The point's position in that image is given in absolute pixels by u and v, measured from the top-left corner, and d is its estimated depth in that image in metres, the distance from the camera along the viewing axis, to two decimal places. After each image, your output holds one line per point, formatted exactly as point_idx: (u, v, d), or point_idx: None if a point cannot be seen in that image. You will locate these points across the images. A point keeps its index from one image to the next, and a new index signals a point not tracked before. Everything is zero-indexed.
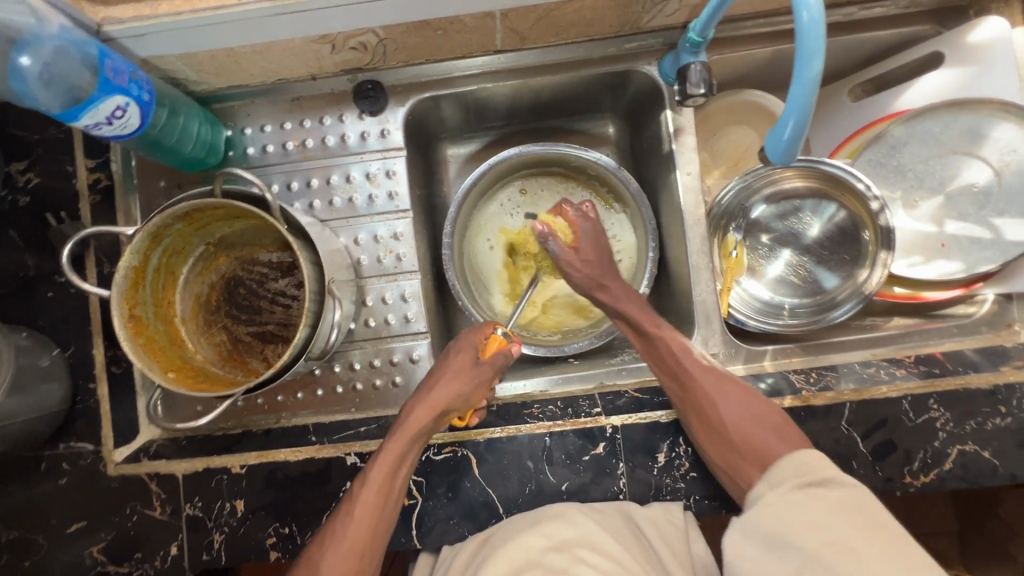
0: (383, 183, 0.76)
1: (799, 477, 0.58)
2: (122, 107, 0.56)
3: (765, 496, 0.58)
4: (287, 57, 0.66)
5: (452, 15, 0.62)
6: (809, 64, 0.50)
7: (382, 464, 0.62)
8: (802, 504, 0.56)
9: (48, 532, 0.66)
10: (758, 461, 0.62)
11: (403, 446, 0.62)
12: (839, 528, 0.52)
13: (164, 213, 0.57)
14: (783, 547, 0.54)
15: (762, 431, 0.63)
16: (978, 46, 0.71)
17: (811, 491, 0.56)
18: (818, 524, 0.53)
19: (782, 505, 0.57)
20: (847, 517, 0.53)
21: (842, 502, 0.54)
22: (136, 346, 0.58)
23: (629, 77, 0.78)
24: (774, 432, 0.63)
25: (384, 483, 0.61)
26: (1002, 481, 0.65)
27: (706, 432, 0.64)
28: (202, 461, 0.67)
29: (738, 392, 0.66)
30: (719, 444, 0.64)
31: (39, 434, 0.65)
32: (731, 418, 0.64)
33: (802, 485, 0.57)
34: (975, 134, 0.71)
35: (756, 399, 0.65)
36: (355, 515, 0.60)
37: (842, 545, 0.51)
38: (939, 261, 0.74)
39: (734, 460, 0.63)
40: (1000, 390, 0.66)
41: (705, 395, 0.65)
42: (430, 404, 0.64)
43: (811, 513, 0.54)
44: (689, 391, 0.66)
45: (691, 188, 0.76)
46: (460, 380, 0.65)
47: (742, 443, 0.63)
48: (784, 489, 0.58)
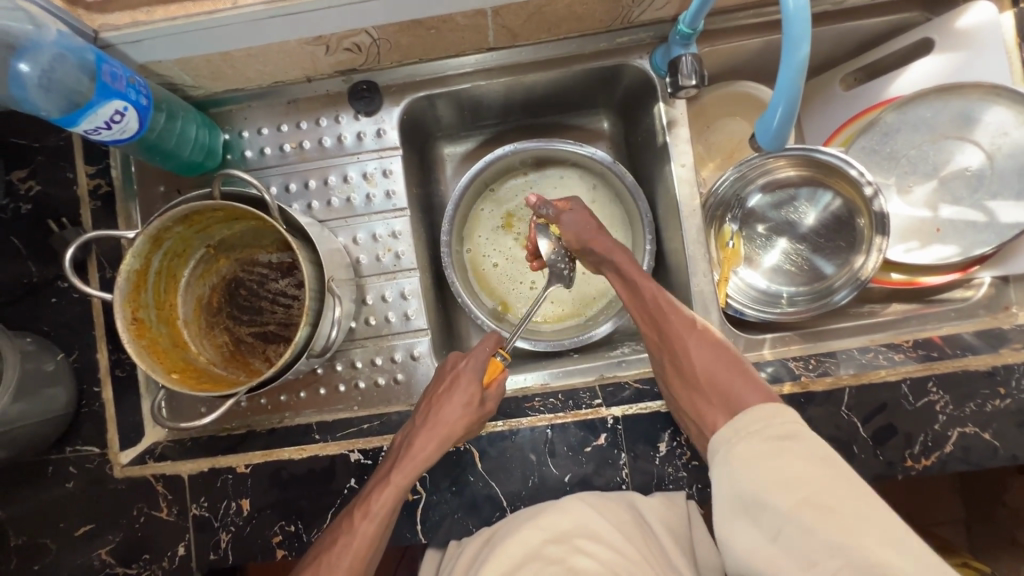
0: (380, 182, 0.77)
1: (765, 430, 0.56)
2: (120, 111, 0.56)
3: (732, 445, 0.57)
4: (281, 60, 0.67)
5: (444, 13, 0.63)
6: (795, 50, 0.51)
7: (386, 498, 0.60)
8: (770, 458, 0.54)
9: (56, 535, 0.67)
10: (725, 408, 0.61)
11: (408, 480, 0.61)
12: (811, 484, 0.51)
13: (163, 216, 0.57)
14: (758, 508, 0.52)
15: (729, 380, 0.62)
16: (967, 31, 0.72)
17: (778, 445, 0.54)
18: (790, 481, 0.52)
19: (751, 456, 0.55)
20: (815, 471, 0.52)
21: (813, 456, 0.53)
22: (140, 348, 0.59)
23: (621, 72, 0.78)
24: (742, 382, 0.62)
25: (385, 514, 0.60)
26: (1004, 462, 0.66)
27: (677, 376, 0.65)
28: (207, 461, 0.68)
29: (715, 347, 0.65)
30: (682, 381, 0.64)
31: (45, 438, 0.65)
32: (700, 361, 0.64)
33: (768, 438, 0.56)
34: (967, 118, 0.72)
35: (733, 356, 0.64)
36: (353, 547, 0.58)
37: (813, 502, 0.50)
38: (935, 246, 0.74)
39: (697, 403, 0.62)
40: (998, 371, 0.66)
41: (677, 338, 0.65)
42: (439, 436, 0.62)
43: (782, 467, 0.53)
44: (665, 329, 0.66)
45: (686, 179, 0.76)
46: (468, 415, 0.63)
47: (706, 387, 0.62)
48: (752, 444, 0.56)
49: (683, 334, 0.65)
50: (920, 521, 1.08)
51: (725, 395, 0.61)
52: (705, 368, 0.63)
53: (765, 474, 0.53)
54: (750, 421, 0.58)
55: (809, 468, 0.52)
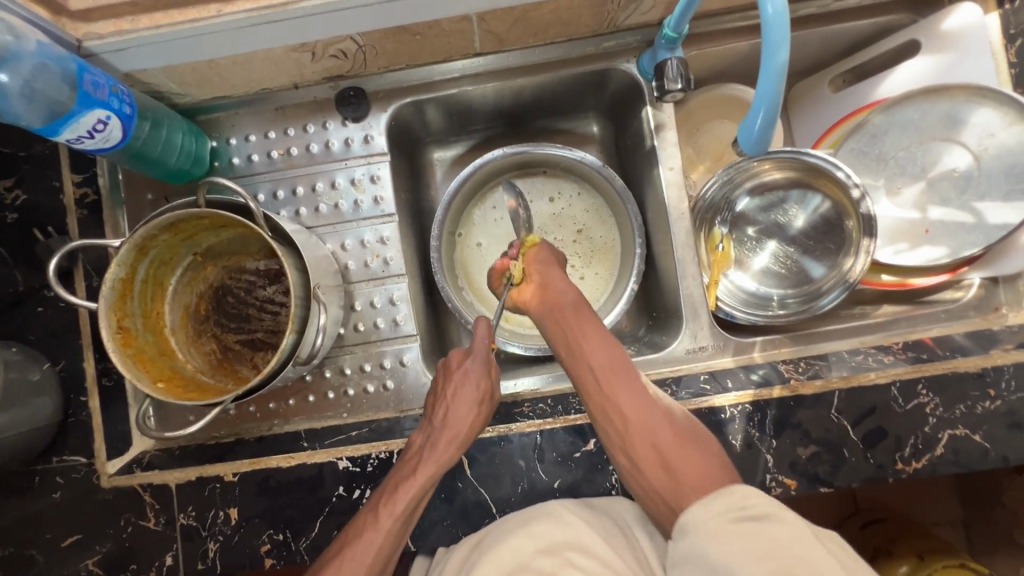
0: (368, 188, 0.77)
1: (736, 509, 0.49)
2: (102, 121, 0.56)
3: (703, 522, 0.49)
4: (268, 67, 0.67)
5: (429, 20, 0.63)
6: (774, 56, 0.51)
7: (409, 496, 0.58)
8: (741, 535, 0.46)
9: (43, 546, 0.66)
10: (693, 487, 0.53)
11: (427, 482, 0.59)
12: (793, 555, 0.44)
13: (148, 224, 0.57)
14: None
15: (701, 461, 0.55)
16: (953, 33, 0.72)
17: (747, 524, 0.47)
18: (770, 551, 0.45)
19: (723, 536, 0.47)
20: (795, 541, 0.45)
21: (791, 527, 0.46)
22: (125, 357, 0.59)
23: (609, 76, 0.78)
24: (709, 459, 0.55)
25: (407, 512, 0.58)
26: (995, 464, 0.65)
27: (636, 460, 0.57)
28: (195, 470, 0.68)
29: (678, 426, 0.58)
30: (654, 467, 0.56)
31: (31, 448, 0.65)
32: (671, 446, 0.56)
33: (738, 517, 0.48)
34: (954, 120, 0.72)
35: (696, 430, 0.58)
36: (376, 546, 0.56)
37: (795, 572, 0.43)
38: (924, 247, 0.74)
39: (665, 491, 0.55)
40: (988, 373, 0.66)
41: (624, 405, 0.58)
42: (452, 433, 0.61)
43: (757, 540, 0.46)
44: (614, 398, 0.59)
45: (674, 182, 0.76)
46: (482, 409, 0.63)
47: (672, 474, 0.55)
48: (719, 521, 0.48)
49: (639, 404, 0.58)
50: (918, 522, 1.07)
51: (695, 475, 0.54)
52: (665, 441, 0.56)
53: (741, 544, 0.46)
54: (725, 501, 0.50)
55: (791, 539, 0.45)
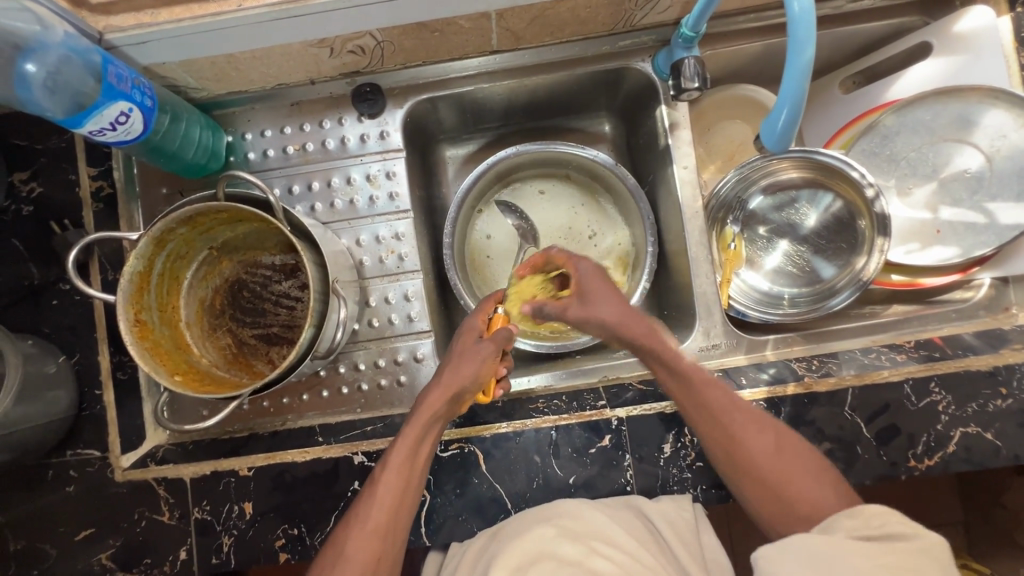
0: (384, 184, 0.77)
1: (857, 526, 0.51)
2: (125, 113, 0.56)
3: (817, 533, 0.52)
4: (286, 62, 0.67)
5: (448, 16, 0.63)
6: (801, 55, 0.51)
7: (402, 446, 0.60)
8: (859, 546, 0.48)
9: (56, 540, 0.66)
10: (802, 511, 0.57)
11: (417, 432, 0.60)
12: (902, 560, 0.46)
13: (167, 217, 0.57)
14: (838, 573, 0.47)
15: (808, 482, 0.58)
16: (965, 35, 0.73)
17: (881, 543, 0.48)
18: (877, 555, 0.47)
19: (835, 544, 0.49)
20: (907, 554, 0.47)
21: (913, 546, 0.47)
22: (143, 350, 0.59)
23: (623, 75, 0.79)
24: (818, 480, 0.58)
25: (405, 466, 0.59)
26: (1006, 462, 0.66)
27: (752, 482, 0.60)
28: (209, 464, 0.67)
29: (783, 443, 0.61)
30: (774, 504, 0.58)
31: (46, 441, 0.65)
32: (770, 464, 0.59)
33: (859, 535, 0.50)
34: (966, 121, 0.73)
35: (797, 445, 0.61)
36: (377, 499, 0.58)
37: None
38: (935, 247, 0.75)
39: (777, 512, 0.58)
40: (1000, 372, 0.67)
41: (735, 431, 0.61)
42: (443, 386, 0.62)
43: (878, 555, 0.47)
44: (727, 424, 0.62)
45: (688, 181, 0.77)
46: (474, 361, 0.64)
47: (787, 497, 0.58)
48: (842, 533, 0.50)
49: (750, 433, 0.61)
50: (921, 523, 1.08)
51: (806, 498, 0.57)
52: (775, 469, 0.59)
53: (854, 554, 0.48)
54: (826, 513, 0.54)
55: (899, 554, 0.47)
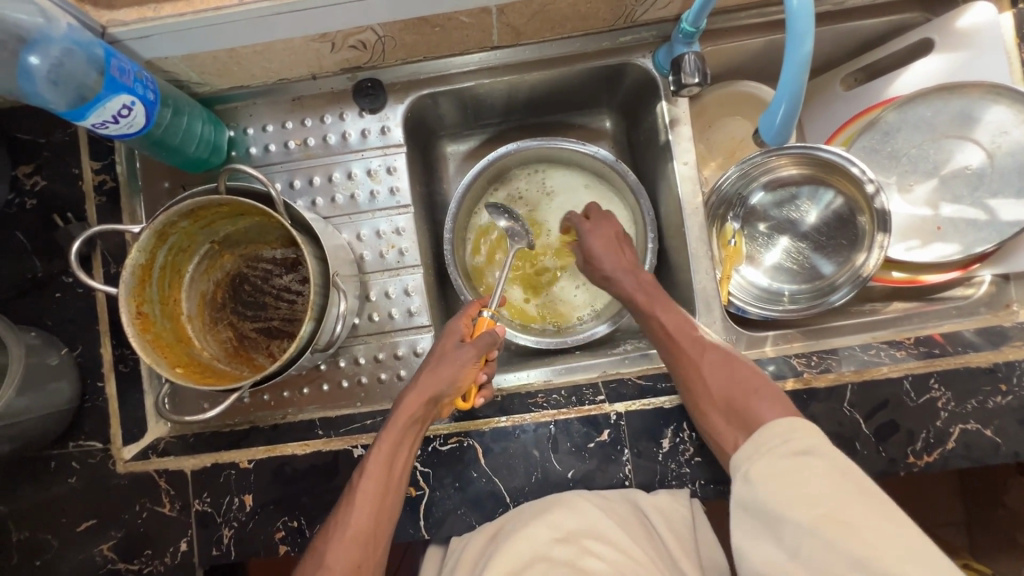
0: (384, 179, 0.77)
1: (785, 443, 0.55)
2: (128, 106, 0.57)
3: (754, 461, 0.55)
4: (287, 56, 0.67)
5: (449, 11, 0.63)
6: (799, 49, 0.51)
7: (379, 450, 0.60)
8: (790, 474, 0.52)
9: (59, 530, 0.67)
10: (741, 424, 0.60)
11: (396, 437, 0.60)
12: (835, 498, 0.49)
13: (168, 211, 0.58)
14: (778, 526, 0.51)
15: (749, 399, 0.61)
16: (967, 31, 0.72)
17: (799, 459, 0.53)
18: (810, 496, 0.50)
19: (770, 474, 0.53)
20: (838, 482, 0.50)
21: (834, 469, 0.51)
22: (144, 342, 0.59)
23: (624, 71, 0.79)
24: (764, 399, 0.60)
25: (383, 470, 0.59)
26: (1005, 459, 0.66)
27: (699, 397, 0.64)
28: (210, 457, 0.68)
29: (728, 362, 0.65)
30: (706, 408, 0.63)
31: (49, 432, 0.65)
32: (718, 384, 0.63)
33: (792, 452, 0.54)
34: (967, 118, 0.72)
35: (745, 368, 0.64)
36: (356, 503, 0.57)
37: (836, 517, 0.48)
38: (936, 244, 0.75)
39: (721, 425, 0.61)
40: (1000, 368, 0.67)
41: (687, 353, 0.66)
42: (420, 389, 0.62)
43: (800, 484, 0.51)
44: (681, 345, 0.67)
45: (689, 177, 0.77)
46: (452, 364, 0.63)
47: (731, 411, 0.61)
48: (773, 458, 0.54)
49: (703, 352, 0.65)
50: (922, 523, 1.08)
51: (745, 412, 0.60)
52: (717, 386, 0.63)
53: (788, 493, 0.51)
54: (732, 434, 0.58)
55: (827, 491, 0.50)
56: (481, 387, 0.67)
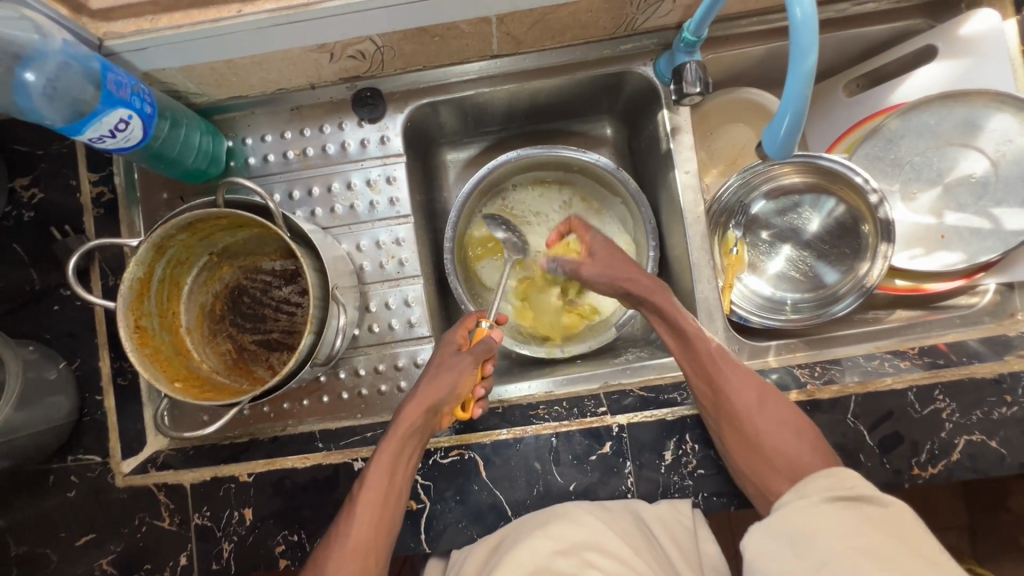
0: (384, 189, 0.76)
1: (832, 490, 0.54)
2: (125, 120, 0.56)
3: (795, 502, 0.55)
4: (285, 67, 0.67)
5: (449, 21, 0.63)
6: (804, 61, 0.51)
7: (377, 462, 0.59)
8: (836, 514, 0.52)
9: (57, 545, 0.66)
10: (789, 474, 0.60)
11: (396, 448, 0.60)
12: (873, 537, 0.48)
13: (167, 224, 0.57)
14: (809, 549, 0.50)
15: (799, 447, 0.61)
16: (971, 38, 0.72)
17: (844, 503, 0.52)
18: (850, 532, 0.49)
19: (816, 514, 0.53)
20: (880, 526, 0.49)
21: (895, 517, 0.50)
22: (143, 356, 0.59)
23: (625, 78, 0.78)
24: (801, 443, 0.61)
25: (384, 482, 0.59)
26: (1011, 470, 0.65)
27: (743, 445, 0.62)
28: (209, 470, 0.67)
29: (761, 395, 0.64)
30: (751, 454, 0.62)
31: (47, 447, 0.65)
32: (763, 426, 0.62)
33: (836, 498, 0.53)
34: (971, 125, 0.72)
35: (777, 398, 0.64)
36: (357, 513, 0.57)
37: (871, 551, 0.47)
38: (939, 253, 0.74)
39: (767, 475, 0.61)
40: (1005, 379, 0.66)
41: (738, 397, 0.64)
42: (419, 400, 0.62)
43: (846, 522, 0.50)
44: (718, 382, 0.65)
45: (690, 186, 0.76)
46: (450, 374, 0.63)
47: (780, 460, 0.61)
48: (818, 500, 0.54)
49: (741, 391, 0.64)
50: (926, 528, 1.07)
51: (791, 460, 0.61)
52: (765, 428, 0.62)
53: (834, 526, 0.50)
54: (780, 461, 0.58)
55: (875, 532, 0.49)
56: (478, 399, 0.68)
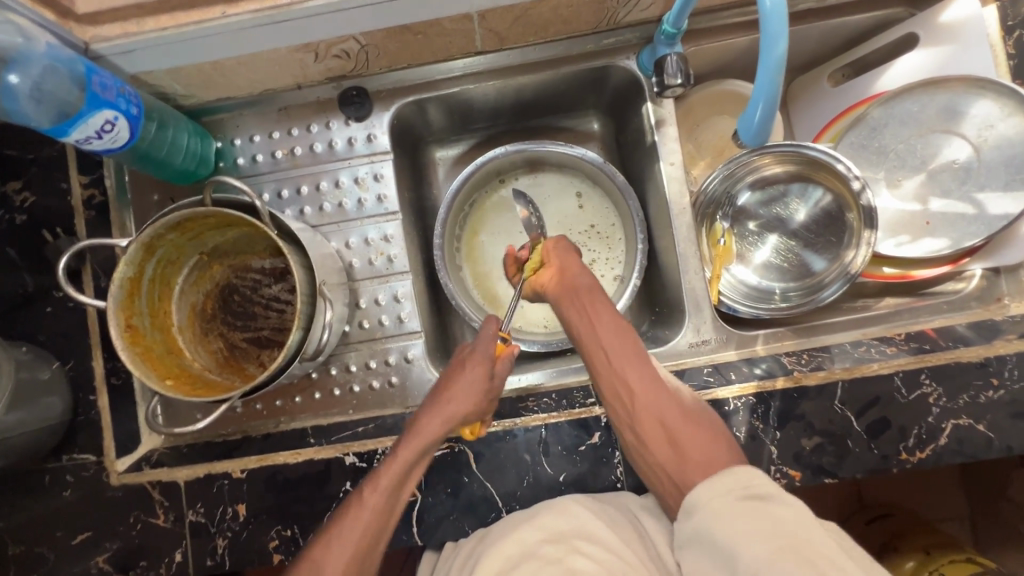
0: (372, 186, 0.77)
1: (744, 488, 0.53)
2: (110, 121, 0.57)
3: (707, 504, 0.54)
4: (271, 67, 0.68)
5: (431, 18, 0.63)
6: (773, 50, 0.53)
7: (395, 467, 0.59)
8: (744, 513, 0.51)
9: (54, 544, 0.67)
10: (697, 468, 0.59)
11: (413, 456, 0.60)
12: (790, 534, 0.48)
13: (156, 223, 0.58)
14: (732, 561, 0.49)
15: (705, 454, 0.59)
16: (951, 25, 0.72)
17: (752, 503, 0.52)
18: (766, 530, 0.49)
19: (723, 515, 0.52)
20: (794, 525, 0.49)
21: (788, 514, 0.50)
22: (134, 355, 0.60)
23: (609, 73, 0.79)
24: (715, 446, 0.60)
25: (393, 490, 0.59)
26: (999, 454, 0.65)
27: (652, 439, 0.61)
28: (203, 467, 0.68)
29: (682, 404, 0.63)
30: (659, 446, 0.60)
31: (42, 446, 0.66)
32: (675, 422, 0.61)
33: (743, 496, 0.53)
34: (953, 112, 0.72)
35: (695, 408, 0.63)
36: (360, 522, 0.56)
37: (790, 549, 0.47)
38: (925, 239, 0.74)
39: (673, 468, 0.59)
40: (991, 363, 0.67)
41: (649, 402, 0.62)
42: (443, 415, 0.61)
43: (759, 520, 0.50)
44: (635, 378, 0.63)
45: (676, 178, 0.77)
46: (480, 399, 0.62)
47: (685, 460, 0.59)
48: (726, 501, 0.53)
49: (663, 395, 0.62)
50: (925, 518, 1.07)
51: (700, 456, 0.59)
52: (673, 420, 0.61)
53: (747, 531, 0.49)
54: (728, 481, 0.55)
55: (794, 521, 0.49)
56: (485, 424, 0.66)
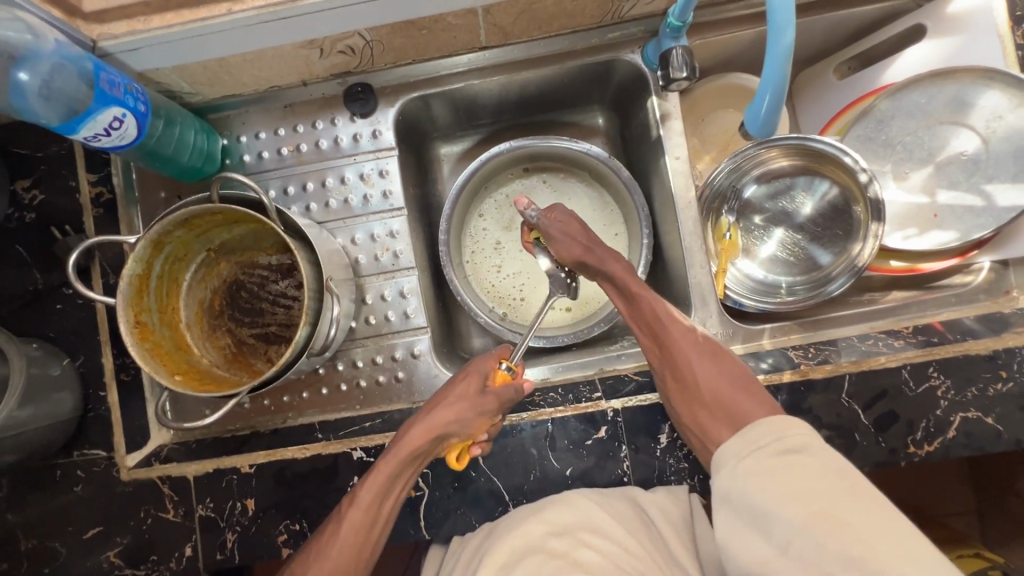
0: (377, 182, 0.77)
1: (774, 441, 0.56)
2: (119, 118, 0.58)
3: (740, 461, 0.56)
4: (277, 64, 0.68)
5: (436, 14, 0.63)
6: (781, 39, 0.53)
7: (373, 482, 0.61)
8: (781, 472, 0.53)
9: (66, 538, 0.68)
10: (726, 422, 0.62)
11: (393, 468, 0.61)
12: (825, 495, 0.50)
13: (163, 221, 0.58)
14: (767, 521, 0.51)
15: (734, 398, 0.63)
16: (959, 16, 0.72)
17: (785, 460, 0.54)
18: (803, 493, 0.51)
19: (756, 473, 0.54)
20: (827, 481, 0.51)
21: (823, 469, 0.52)
22: (143, 351, 0.60)
23: (613, 67, 0.79)
24: (749, 398, 0.62)
25: (374, 502, 0.61)
26: (1007, 447, 0.65)
27: (681, 390, 0.64)
28: (211, 462, 0.69)
29: (714, 356, 0.65)
30: (691, 401, 0.63)
31: (54, 441, 0.66)
32: (706, 378, 0.64)
33: (779, 451, 0.55)
34: (961, 103, 0.72)
35: (727, 359, 0.66)
36: (340, 538, 0.59)
37: (827, 514, 0.49)
38: (933, 232, 0.74)
39: (705, 419, 0.62)
40: (999, 355, 0.66)
41: (683, 356, 0.65)
42: (428, 426, 0.62)
43: (796, 482, 0.52)
44: (664, 334, 0.67)
45: (681, 171, 0.77)
46: (462, 414, 0.62)
47: (715, 404, 0.62)
48: (761, 458, 0.55)
49: (688, 348, 0.65)
50: (930, 513, 1.06)
51: (731, 408, 0.62)
52: (704, 375, 0.64)
53: (779, 491, 0.51)
54: (762, 434, 0.57)
55: (825, 483, 0.51)
56: (477, 442, 0.65)
